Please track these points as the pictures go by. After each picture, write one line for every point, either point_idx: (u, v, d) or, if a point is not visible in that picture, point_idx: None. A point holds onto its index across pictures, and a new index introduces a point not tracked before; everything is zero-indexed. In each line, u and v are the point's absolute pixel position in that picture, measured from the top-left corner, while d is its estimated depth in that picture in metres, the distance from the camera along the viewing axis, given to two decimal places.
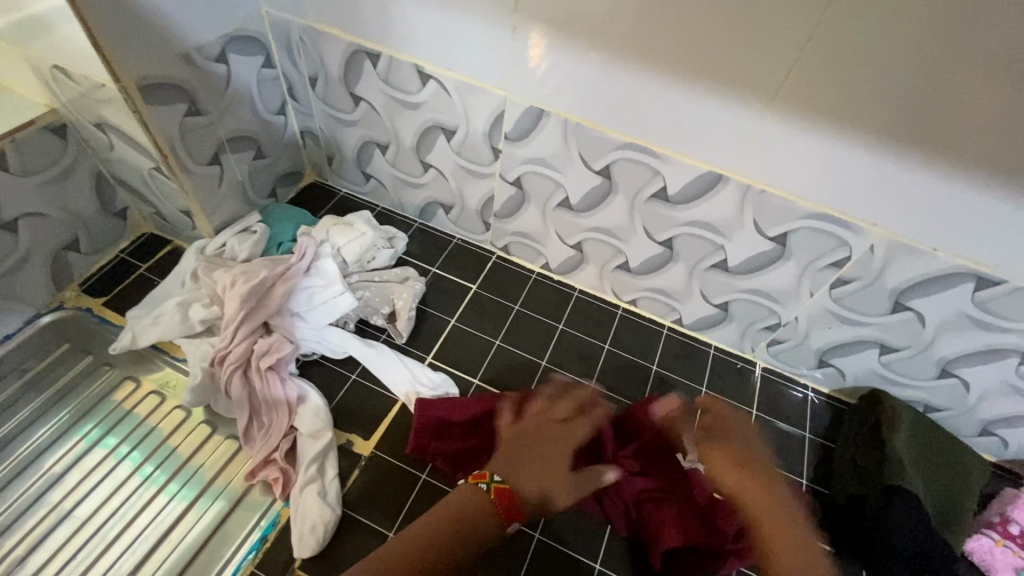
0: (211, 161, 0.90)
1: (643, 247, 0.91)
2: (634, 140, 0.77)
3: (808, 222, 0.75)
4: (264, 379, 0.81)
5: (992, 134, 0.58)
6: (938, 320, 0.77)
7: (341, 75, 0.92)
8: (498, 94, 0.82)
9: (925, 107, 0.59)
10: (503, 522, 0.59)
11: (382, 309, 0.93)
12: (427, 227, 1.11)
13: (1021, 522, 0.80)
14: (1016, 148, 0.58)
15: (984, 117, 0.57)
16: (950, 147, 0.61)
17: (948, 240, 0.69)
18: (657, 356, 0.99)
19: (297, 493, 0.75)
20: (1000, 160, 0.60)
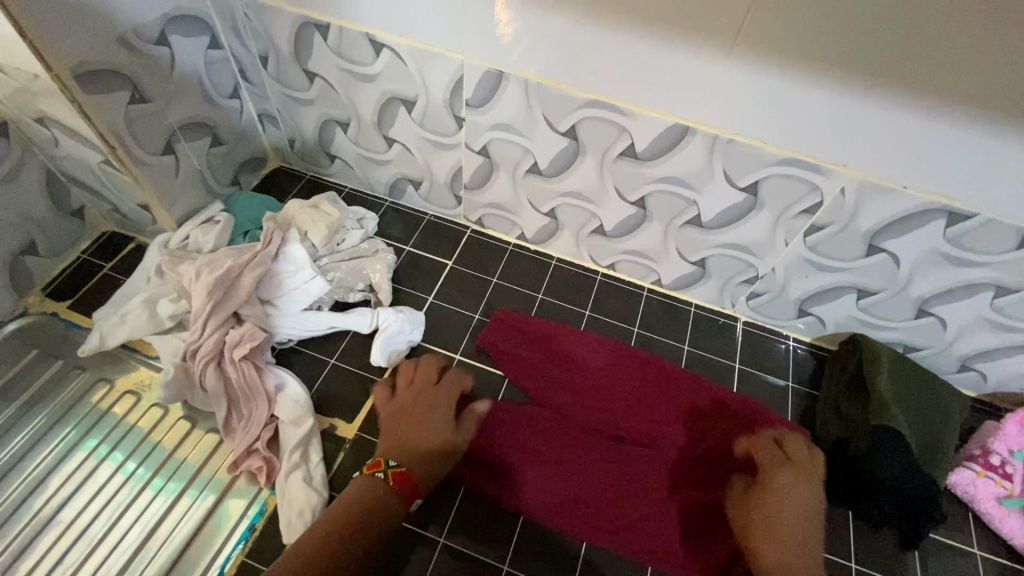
0: (164, 150, 0.87)
1: (616, 209, 0.89)
2: (597, 98, 0.75)
3: (779, 168, 0.74)
4: (239, 370, 0.79)
5: (958, 62, 0.57)
6: (912, 260, 0.77)
7: (292, 51, 0.88)
8: (456, 59, 0.79)
9: (890, 38, 0.57)
10: (403, 502, 0.62)
11: (358, 286, 0.92)
12: (397, 205, 1.09)
13: (1002, 452, 0.81)
14: (980, 74, 0.57)
15: (942, 44, 0.56)
16: (916, 77, 0.59)
17: (917, 177, 0.68)
18: (638, 319, 0.99)
19: (282, 480, 0.74)
20: (965, 89, 0.59)
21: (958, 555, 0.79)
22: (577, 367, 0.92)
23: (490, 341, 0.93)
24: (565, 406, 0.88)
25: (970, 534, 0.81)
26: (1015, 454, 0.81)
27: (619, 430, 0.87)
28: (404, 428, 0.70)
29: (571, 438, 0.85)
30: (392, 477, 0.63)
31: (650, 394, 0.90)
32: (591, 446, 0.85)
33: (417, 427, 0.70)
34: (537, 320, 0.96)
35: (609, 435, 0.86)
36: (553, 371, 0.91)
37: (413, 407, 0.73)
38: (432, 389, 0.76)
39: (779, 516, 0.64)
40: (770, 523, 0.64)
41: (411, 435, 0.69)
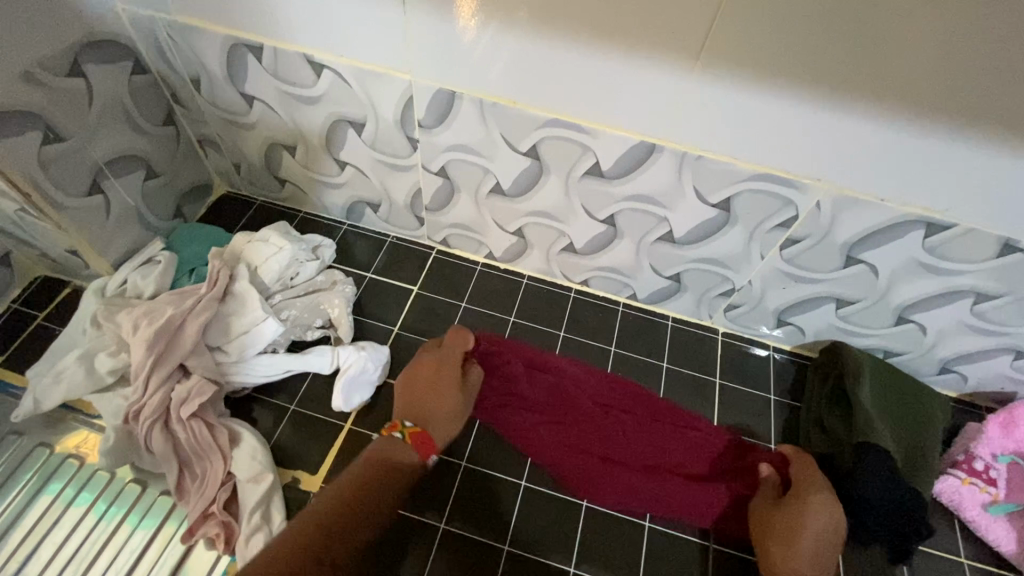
0: (90, 189, 0.80)
1: (586, 227, 0.85)
2: (556, 116, 0.70)
3: (750, 184, 0.70)
4: (188, 428, 0.73)
5: (934, 72, 0.53)
6: (890, 270, 0.74)
7: (226, 73, 0.81)
8: (403, 78, 0.73)
9: (863, 48, 0.53)
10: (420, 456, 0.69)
11: (316, 322, 0.86)
12: (357, 228, 1.02)
13: (986, 457, 0.81)
14: (957, 84, 0.53)
15: (914, 55, 0.52)
16: (890, 88, 0.56)
17: (894, 189, 0.65)
18: (615, 336, 0.95)
19: (241, 547, 0.68)
20: (942, 99, 0.55)
21: (945, 564, 0.78)
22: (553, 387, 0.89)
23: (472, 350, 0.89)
24: (551, 406, 0.87)
25: (956, 542, 0.80)
26: (998, 458, 0.80)
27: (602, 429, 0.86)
28: (419, 394, 0.77)
29: (558, 443, 0.83)
30: (409, 437, 0.70)
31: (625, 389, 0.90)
32: (575, 447, 0.83)
33: (425, 393, 0.77)
34: (510, 347, 0.92)
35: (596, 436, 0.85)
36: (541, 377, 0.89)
37: (430, 375, 0.80)
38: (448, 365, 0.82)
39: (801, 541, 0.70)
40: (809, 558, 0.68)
41: (423, 400, 0.77)
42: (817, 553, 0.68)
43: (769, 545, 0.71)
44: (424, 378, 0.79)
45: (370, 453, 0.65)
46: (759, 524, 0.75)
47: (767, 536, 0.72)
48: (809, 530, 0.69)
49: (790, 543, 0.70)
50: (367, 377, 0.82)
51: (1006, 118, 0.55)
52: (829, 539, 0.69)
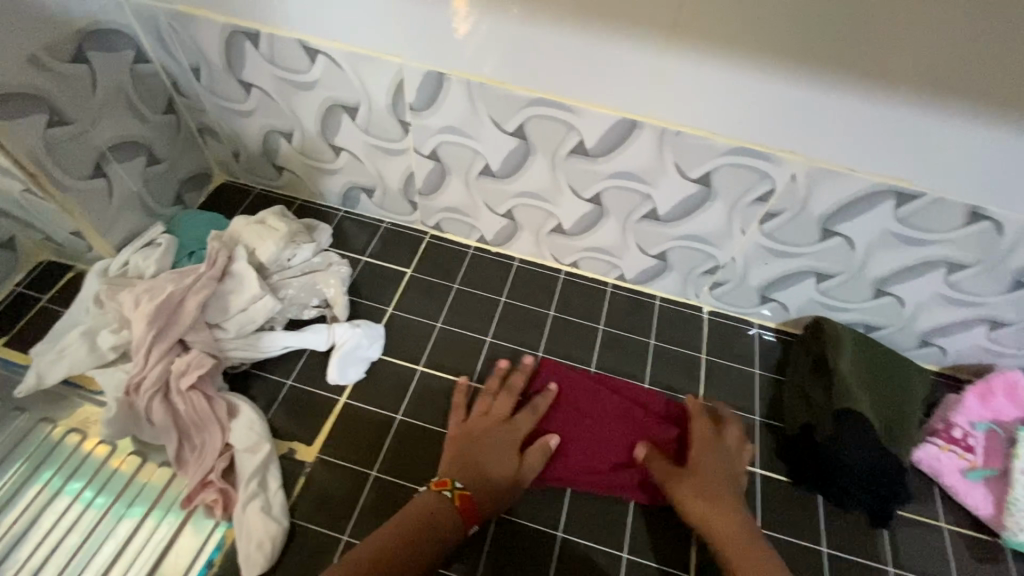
0: (93, 173, 0.83)
1: (572, 207, 0.88)
2: (541, 95, 0.73)
3: (728, 158, 0.73)
4: (188, 400, 0.75)
5: (886, 48, 0.57)
6: (867, 242, 0.77)
7: (224, 62, 0.84)
8: (393, 62, 0.76)
9: (822, 24, 0.57)
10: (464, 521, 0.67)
11: (313, 301, 0.88)
12: (353, 214, 1.04)
13: (963, 426, 0.84)
14: (910, 56, 0.57)
15: (871, 29, 0.56)
16: (848, 60, 0.59)
17: (864, 159, 0.68)
18: (604, 315, 0.98)
19: (239, 512, 0.70)
20: (897, 70, 0.59)
21: (924, 528, 0.80)
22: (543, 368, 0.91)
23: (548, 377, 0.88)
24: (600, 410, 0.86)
25: (936, 508, 0.82)
26: (976, 427, 0.83)
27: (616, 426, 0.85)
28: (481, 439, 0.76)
29: (585, 443, 0.83)
30: (456, 499, 0.67)
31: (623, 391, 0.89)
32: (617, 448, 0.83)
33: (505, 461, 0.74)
34: (501, 327, 0.95)
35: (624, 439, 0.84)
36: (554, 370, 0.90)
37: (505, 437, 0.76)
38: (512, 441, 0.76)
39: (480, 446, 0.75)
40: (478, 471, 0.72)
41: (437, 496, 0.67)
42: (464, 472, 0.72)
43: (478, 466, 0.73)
44: (498, 456, 0.74)
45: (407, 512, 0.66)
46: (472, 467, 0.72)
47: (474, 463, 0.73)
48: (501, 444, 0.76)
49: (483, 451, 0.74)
50: (359, 348, 0.86)
51: (962, 87, 0.58)
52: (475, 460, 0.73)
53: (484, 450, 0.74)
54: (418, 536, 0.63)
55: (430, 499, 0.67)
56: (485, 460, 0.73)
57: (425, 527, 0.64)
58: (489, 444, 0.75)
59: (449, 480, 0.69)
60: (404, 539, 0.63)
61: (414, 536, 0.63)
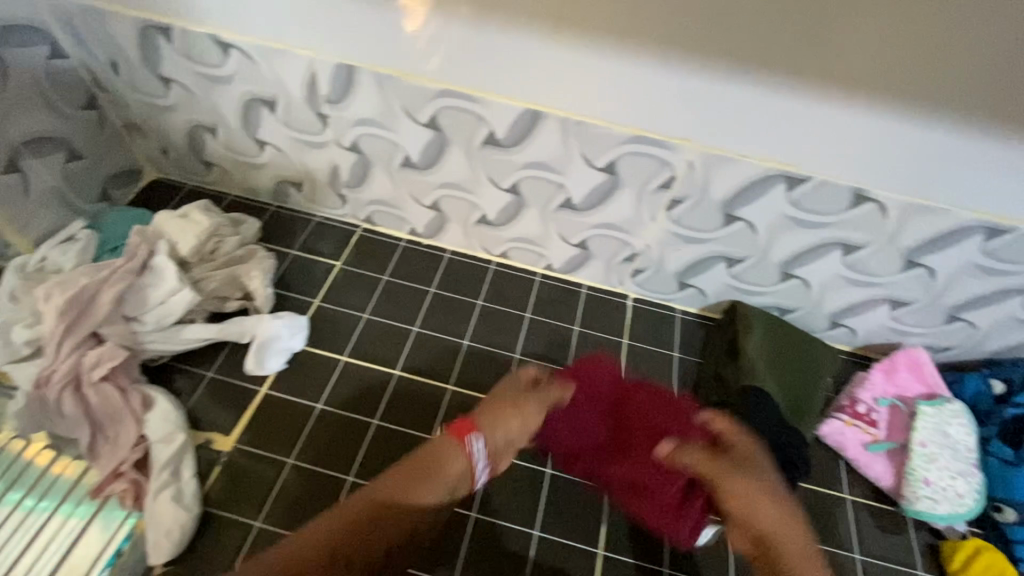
0: (7, 168, 0.82)
1: (493, 196, 0.90)
2: (449, 86, 0.76)
3: (629, 146, 0.76)
4: (100, 392, 0.75)
5: (743, 38, 0.66)
6: (766, 225, 0.80)
7: (141, 57, 0.85)
8: (304, 55, 0.77)
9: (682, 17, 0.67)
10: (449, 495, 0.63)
11: (235, 294, 0.89)
12: (284, 209, 1.04)
13: (867, 402, 0.88)
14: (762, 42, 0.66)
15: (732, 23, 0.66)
16: (713, 47, 0.67)
17: (749, 143, 0.72)
18: (531, 304, 0.99)
19: (150, 501, 0.71)
20: (757, 55, 0.67)
21: (829, 500, 0.83)
22: (468, 356, 0.92)
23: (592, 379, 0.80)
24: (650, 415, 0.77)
25: (841, 480, 0.85)
26: (879, 402, 0.88)
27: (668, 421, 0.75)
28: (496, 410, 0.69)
29: (585, 439, 0.76)
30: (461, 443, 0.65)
31: (646, 384, 0.82)
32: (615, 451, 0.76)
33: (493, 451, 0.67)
34: (428, 317, 0.96)
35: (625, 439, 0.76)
36: (602, 365, 0.82)
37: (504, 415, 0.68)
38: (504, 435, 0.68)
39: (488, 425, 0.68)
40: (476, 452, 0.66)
41: (398, 481, 0.61)
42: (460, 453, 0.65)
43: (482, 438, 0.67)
44: (482, 449, 0.66)
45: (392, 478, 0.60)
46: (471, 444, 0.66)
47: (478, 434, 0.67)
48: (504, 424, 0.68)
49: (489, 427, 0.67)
50: (276, 340, 0.85)
51: (810, 67, 0.66)
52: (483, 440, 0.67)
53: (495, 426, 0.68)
54: (390, 512, 0.58)
55: (439, 453, 0.64)
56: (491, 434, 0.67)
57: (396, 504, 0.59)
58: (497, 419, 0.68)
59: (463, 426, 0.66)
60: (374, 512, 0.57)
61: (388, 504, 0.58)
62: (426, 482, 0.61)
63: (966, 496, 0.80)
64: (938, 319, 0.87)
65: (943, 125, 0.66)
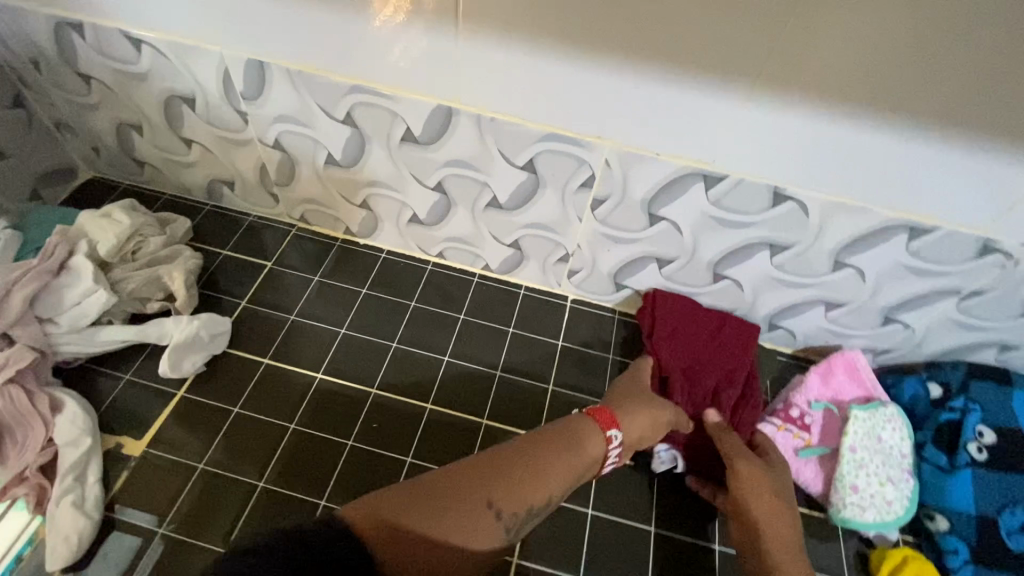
0: None
1: (420, 195, 0.88)
2: (361, 82, 0.74)
3: (544, 144, 0.74)
4: (7, 395, 0.74)
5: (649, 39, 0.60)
6: (690, 225, 0.78)
7: (58, 54, 0.83)
8: (215, 51, 0.76)
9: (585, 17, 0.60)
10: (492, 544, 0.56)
11: (158, 295, 0.88)
12: (219, 208, 1.03)
13: (801, 406, 0.85)
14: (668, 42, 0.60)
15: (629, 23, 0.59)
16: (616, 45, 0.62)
17: (664, 141, 0.70)
18: (466, 305, 0.97)
19: (50, 507, 0.70)
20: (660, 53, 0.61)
21: None
22: (397, 358, 0.91)
23: (657, 315, 0.89)
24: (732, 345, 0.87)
25: None
26: (813, 406, 0.85)
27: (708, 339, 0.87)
28: (552, 440, 0.65)
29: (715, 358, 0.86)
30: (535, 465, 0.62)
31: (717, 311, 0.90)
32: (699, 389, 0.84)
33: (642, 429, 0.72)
34: (358, 318, 0.94)
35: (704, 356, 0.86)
36: (658, 301, 0.89)
37: (569, 450, 0.64)
38: (583, 457, 0.65)
39: (545, 459, 0.62)
40: (528, 485, 0.60)
41: (496, 477, 0.59)
42: (512, 476, 0.60)
43: (536, 474, 0.61)
44: (569, 472, 0.63)
45: (446, 478, 0.58)
46: (529, 468, 0.61)
47: (536, 458, 0.62)
48: (562, 464, 0.63)
49: (540, 467, 0.62)
50: (188, 343, 0.83)
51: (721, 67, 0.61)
52: (542, 465, 0.62)
53: (560, 446, 0.64)
54: (428, 532, 0.52)
55: (494, 468, 0.60)
56: (540, 477, 0.61)
57: (443, 524, 0.54)
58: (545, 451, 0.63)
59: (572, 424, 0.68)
60: (417, 521, 0.53)
61: (436, 505, 0.55)
62: (525, 493, 0.59)
63: (895, 503, 0.78)
64: (874, 320, 0.85)
65: (862, 126, 0.62)
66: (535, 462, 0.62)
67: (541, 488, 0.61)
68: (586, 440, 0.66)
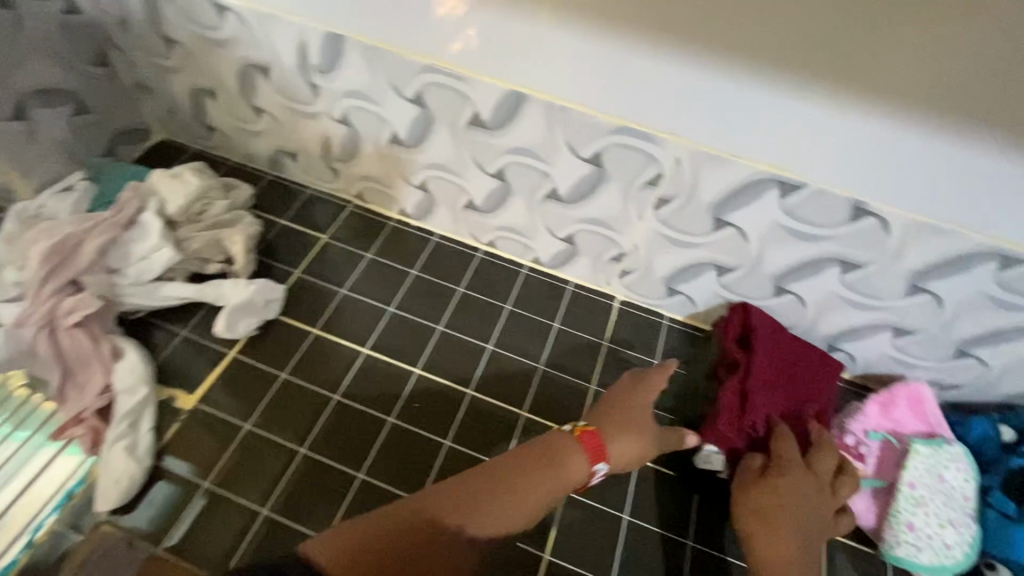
0: (16, 115, 0.86)
1: (479, 181, 0.88)
2: (434, 62, 0.74)
3: (614, 137, 0.72)
4: (73, 338, 0.77)
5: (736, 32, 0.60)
6: (757, 234, 0.75)
7: (147, 16, 0.86)
8: (297, 22, 0.77)
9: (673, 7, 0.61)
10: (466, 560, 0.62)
11: (218, 257, 0.90)
12: (281, 178, 1.04)
13: (857, 433, 0.81)
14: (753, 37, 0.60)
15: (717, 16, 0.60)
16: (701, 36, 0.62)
17: (741, 142, 0.67)
18: (513, 296, 0.96)
19: (104, 449, 0.72)
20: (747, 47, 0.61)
21: None
22: (441, 342, 0.90)
23: (745, 323, 0.83)
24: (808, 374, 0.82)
25: None
26: (870, 435, 0.81)
27: (783, 358, 0.81)
28: (523, 462, 0.67)
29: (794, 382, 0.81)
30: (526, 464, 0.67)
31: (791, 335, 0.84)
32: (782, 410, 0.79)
33: (629, 454, 0.71)
34: (405, 298, 0.94)
35: (794, 374, 0.81)
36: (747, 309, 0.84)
37: (555, 474, 0.67)
38: (562, 481, 0.67)
39: (525, 481, 0.65)
40: (502, 510, 0.64)
41: (466, 505, 0.62)
42: (484, 505, 0.63)
43: (510, 497, 0.64)
44: (549, 489, 0.66)
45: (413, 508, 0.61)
46: (511, 491, 0.64)
47: (513, 479, 0.65)
48: (539, 485, 0.66)
49: (511, 488, 0.65)
50: (243, 306, 0.85)
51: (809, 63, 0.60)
52: (511, 488, 0.65)
53: (543, 470, 0.66)
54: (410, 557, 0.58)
55: (461, 492, 0.63)
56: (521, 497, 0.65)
57: (430, 549, 0.59)
58: (535, 474, 0.66)
59: (567, 433, 0.70)
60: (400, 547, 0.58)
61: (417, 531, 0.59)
62: (496, 514, 0.63)
63: (955, 548, 0.73)
64: (946, 353, 0.80)
65: (954, 139, 0.60)
66: (506, 485, 0.65)
67: (513, 508, 0.64)
68: (568, 462, 0.68)
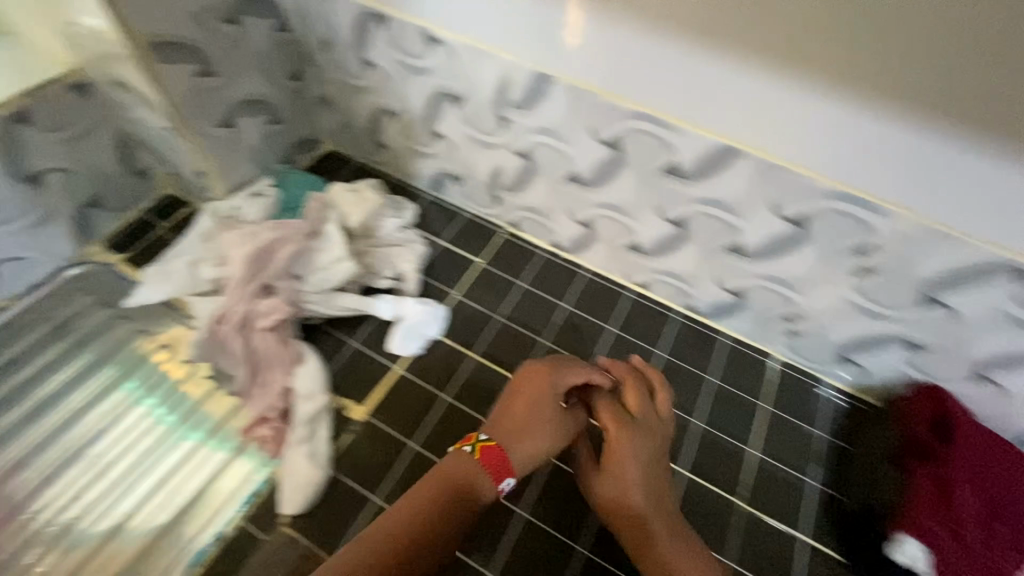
0: (225, 122, 0.92)
1: (653, 226, 0.87)
2: (647, 110, 0.73)
3: (830, 204, 0.69)
4: (264, 340, 0.82)
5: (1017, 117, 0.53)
6: (972, 317, 0.70)
7: (352, 39, 0.90)
8: (507, 58, 0.79)
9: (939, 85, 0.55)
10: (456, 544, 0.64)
11: (387, 272, 0.94)
12: (439, 199, 1.08)
13: None
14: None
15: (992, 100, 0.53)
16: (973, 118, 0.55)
17: (987, 225, 0.62)
18: (666, 343, 0.94)
19: (288, 452, 0.76)
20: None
21: None
22: None
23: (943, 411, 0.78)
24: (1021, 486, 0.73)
25: None
26: None
27: (988, 458, 0.74)
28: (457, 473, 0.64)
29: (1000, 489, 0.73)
30: (478, 451, 0.65)
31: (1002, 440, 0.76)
32: (980, 513, 0.71)
33: (539, 452, 0.67)
34: (558, 332, 0.95)
35: (992, 498, 0.72)
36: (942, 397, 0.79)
37: (444, 490, 0.64)
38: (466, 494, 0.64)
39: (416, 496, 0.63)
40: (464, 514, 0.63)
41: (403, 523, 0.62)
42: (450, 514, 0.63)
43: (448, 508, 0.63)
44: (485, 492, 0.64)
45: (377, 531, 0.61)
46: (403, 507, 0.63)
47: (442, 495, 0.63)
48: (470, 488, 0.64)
49: (449, 500, 0.63)
50: (409, 326, 0.89)
51: None
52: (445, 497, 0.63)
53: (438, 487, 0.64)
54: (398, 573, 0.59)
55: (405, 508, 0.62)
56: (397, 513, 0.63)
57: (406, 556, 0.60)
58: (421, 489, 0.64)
59: (474, 436, 0.67)
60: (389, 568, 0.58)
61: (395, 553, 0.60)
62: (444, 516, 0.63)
63: None
64: None
65: None
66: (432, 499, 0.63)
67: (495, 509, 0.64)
68: (459, 472, 0.64)
